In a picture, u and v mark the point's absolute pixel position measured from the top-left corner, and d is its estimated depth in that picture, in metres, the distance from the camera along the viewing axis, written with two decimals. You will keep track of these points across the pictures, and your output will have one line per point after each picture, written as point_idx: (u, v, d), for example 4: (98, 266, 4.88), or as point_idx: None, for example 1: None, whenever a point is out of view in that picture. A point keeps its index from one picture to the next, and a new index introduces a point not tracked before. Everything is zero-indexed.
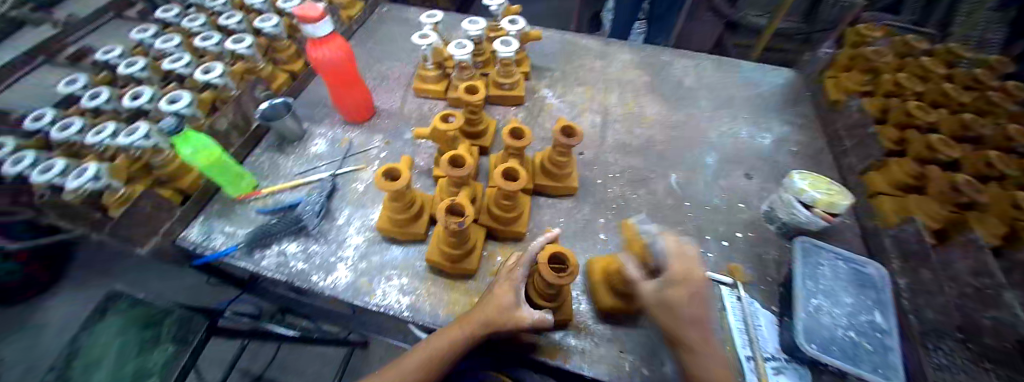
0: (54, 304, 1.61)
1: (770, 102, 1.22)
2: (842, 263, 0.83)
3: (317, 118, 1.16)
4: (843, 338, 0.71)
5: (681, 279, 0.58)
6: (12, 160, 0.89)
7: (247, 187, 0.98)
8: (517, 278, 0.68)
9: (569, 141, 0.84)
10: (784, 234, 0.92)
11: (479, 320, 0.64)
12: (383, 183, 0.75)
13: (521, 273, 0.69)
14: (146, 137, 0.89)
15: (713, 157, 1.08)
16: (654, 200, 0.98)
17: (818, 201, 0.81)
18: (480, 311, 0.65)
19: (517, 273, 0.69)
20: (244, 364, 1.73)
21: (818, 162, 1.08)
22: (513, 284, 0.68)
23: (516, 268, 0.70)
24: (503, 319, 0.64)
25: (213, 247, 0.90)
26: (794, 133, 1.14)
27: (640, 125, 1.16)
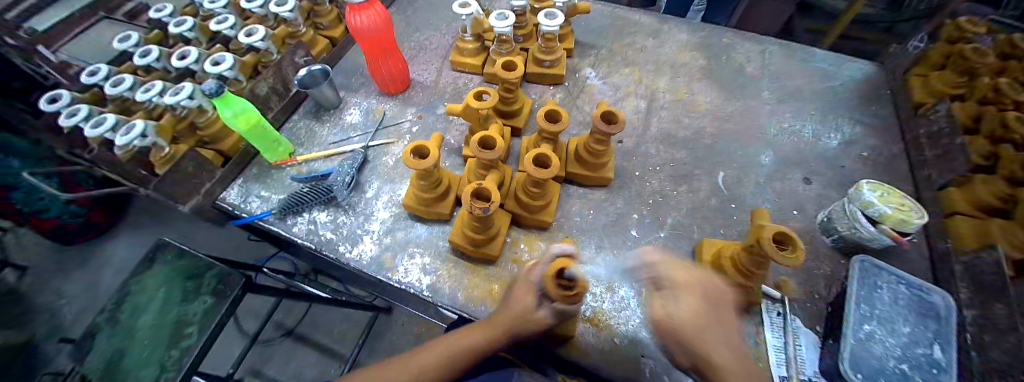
0: (116, 245, 1.78)
1: (842, 98, 1.08)
2: (906, 288, 0.73)
3: (353, 87, 1.15)
4: (892, 370, 0.63)
5: (684, 293, 0.54)
6: (69, 113, 0.95)
7: (282, 153, 0.99)
8: (536, 278, 0.66)
9: (610, 129, 0.78)
10: (839, 249, 0.83)
11: (500, 326, 0.64)
12: (412, 161, 0.73)
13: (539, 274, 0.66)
14: (190, 97, 0.91)
15: (768, 156, 0.98)
16: (695, 198, 0.91)
17: (885, 216, 0.72)
18: (502, 316, 0.65)
19: (535, 274, 0.66)
20: (278, 317, 1.84)
21: (891, 170, 0.95)
22: (532, 286, 0.66)
23: (534, 268, 0.67)
24: (526, 323, 0.64)
25: (249, 210, 0.93)
26: (866, 136, 1.01)
27: (689, 114, 1.06)
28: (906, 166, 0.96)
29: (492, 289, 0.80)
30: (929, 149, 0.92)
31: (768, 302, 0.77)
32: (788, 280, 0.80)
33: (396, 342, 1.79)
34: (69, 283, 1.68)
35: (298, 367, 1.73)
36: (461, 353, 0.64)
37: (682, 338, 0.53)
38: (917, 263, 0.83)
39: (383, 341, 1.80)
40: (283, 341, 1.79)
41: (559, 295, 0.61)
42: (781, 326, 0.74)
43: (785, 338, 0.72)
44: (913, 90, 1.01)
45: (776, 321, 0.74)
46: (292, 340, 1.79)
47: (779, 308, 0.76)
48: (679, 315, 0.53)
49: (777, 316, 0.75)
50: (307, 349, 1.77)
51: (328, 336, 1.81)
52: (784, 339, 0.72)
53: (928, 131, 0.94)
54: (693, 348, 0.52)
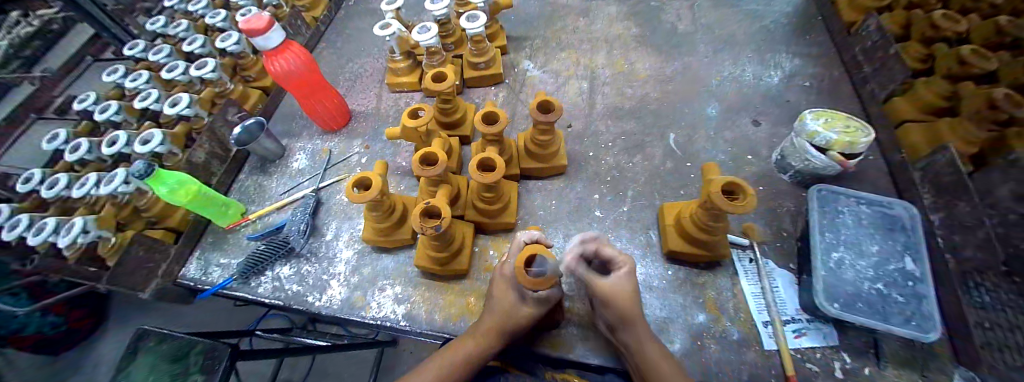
0: (104, 343, 1.72)
1: (776, 35, 1.09)
2: (866, 207, 0.73)
3: (295, 132, 1.12)
4: (869, 292, 0.63)
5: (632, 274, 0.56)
6: (10, 225, 0.92)
7: (234, 215, 0.97)
8: (508, 272, 0.65)
9: (547, 117, 0.77)
10: (799, 183, 0.83)
11: (489, 330, 0.65)
12: (355, 195, 0.71)
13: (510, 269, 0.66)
14: (125, 182, 0.88)
15: (715, 107, 0.98)
16: (651, 165, 0.90)
17: (832, 142, 0.72)
18: (487, 320, 0.66)
19: (508, 268, 0.66)
20: (284, 375, 1.81)
21: (835, 94, 0.96)
22: (510, 281, 0.66)
23: (506, 265, 0.67)
24: (512, 320, 0.64)
25: (212, 281, 0.90)
26: (805, 66, 1.02)
27: (631, 84, 1.06)
28: (850, 87, 0.96)
29: (469, 304, 0.78)
30: (867, 65, 0.92)
31: (739, 250, 0.76)
32: (757, 225, 0.79)
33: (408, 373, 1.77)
34: None
35: None
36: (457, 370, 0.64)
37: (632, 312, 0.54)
38: (877, 178, 0.83)
39: (396, 373, 1.77)
40: None
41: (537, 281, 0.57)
42: (755, 271, 0.74)
43: (761, 282, 0.72)
44: (841, 12, 1.02)
45: (749, 268, 0.74)
46: None
47: (751, 254, 0.76)
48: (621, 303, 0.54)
49: (751, 264, 0.75)
50: None
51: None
52: (761, 284, 0.72)
53: (861, 47, 0.94)
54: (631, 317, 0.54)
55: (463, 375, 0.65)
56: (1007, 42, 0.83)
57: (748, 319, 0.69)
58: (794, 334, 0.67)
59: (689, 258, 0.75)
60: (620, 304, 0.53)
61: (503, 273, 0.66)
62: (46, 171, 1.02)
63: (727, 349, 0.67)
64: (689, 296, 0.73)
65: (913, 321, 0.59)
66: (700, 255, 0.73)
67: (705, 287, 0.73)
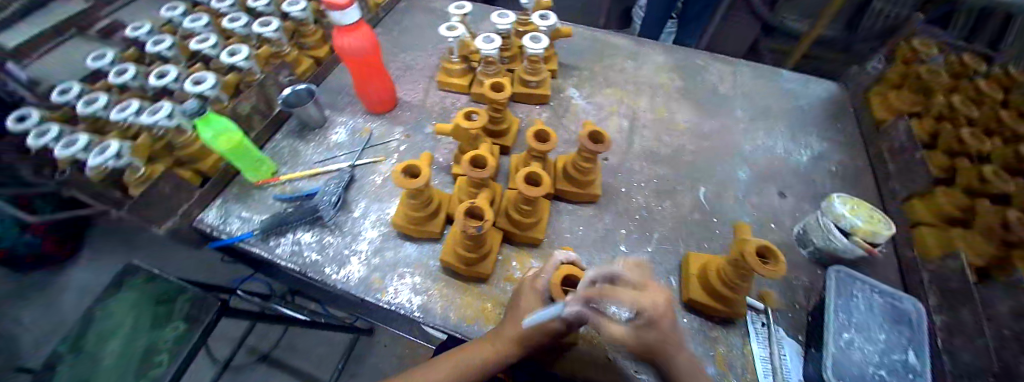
0: (76, 272, 1.65)
1: (810, 117, 1.15)
2: (879, 297, 0.76)
3: (339, 106, 1.14)
4: (874, 377, 0.66)
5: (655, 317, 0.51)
6: (38, 133, 0.90)
7: (266, 173, 0.97)
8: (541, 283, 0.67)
9: (596, 147, 0.81)
10: (817, 260, 0.86)
11: (509, 336, 0.65)
12: (402, 180, 0.72)
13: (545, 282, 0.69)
14: (169, 116, 0.88)
15: (745, 171, 1.03)
16: (679, 213, 0.94)
17: (857, 228, 0.77)
18: (510, 327, 0.66)
19: (540, 281, 0.68)
20: (252, 342, 1.76)
21: (858, 183, 1.01)
22: (541, 294, 0.67)
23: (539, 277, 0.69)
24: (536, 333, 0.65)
25: (229, 232, 0.89)
26: (833, 151, 1.08)
27: (670, 132, 1.11)
28: (873, 180, 1.02)
29: (484, 309, 0.79)
30: (892, 163, 0.98)
31: (753, 313, 0.79)
32: (772, 293, 0.82)
33: (378, 366, 1.72)
34: (19, 315, 1.54)
35: None
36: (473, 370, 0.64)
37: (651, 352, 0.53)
38: (888, 271, 0.88)
39: (366, 363, 1.73)
40: (256, 368, 1.70)
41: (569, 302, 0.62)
42: (766, 336, 0.76)
43: (770, 348, 0.74)
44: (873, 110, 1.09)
45: (761, 332, 0.77)
46: (266, 364, 1.70)
47: (764, 319, 0.78)
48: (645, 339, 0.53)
49: (762, 328, 0.77)
50: (281, 374, 1.68)
51: (304, 360, 1.72)
52: (770, 350, 0.74)
53: (889, 146, 1.00)
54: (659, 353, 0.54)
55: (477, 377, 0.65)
56: None
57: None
58: None
59: (706, 310, 0.77)
60: (638, 343, 0.53)
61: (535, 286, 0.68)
62: (85, 88, 1.00)
63: None
64: (700, 347, 0.75)
65: None
66: (716, 309, 0.75)
67: (717, 341, 0.76)
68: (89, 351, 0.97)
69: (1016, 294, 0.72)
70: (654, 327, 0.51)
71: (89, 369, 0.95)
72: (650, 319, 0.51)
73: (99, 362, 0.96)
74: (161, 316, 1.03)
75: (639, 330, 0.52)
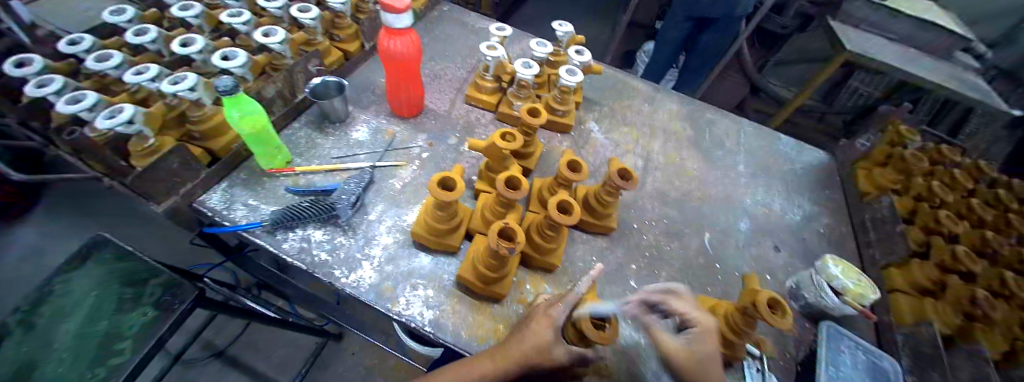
0: (23, 234, 1.49)
1: (802, 180, 1.26)
2: (862, 355, 0.82)
3: (363, 103, 1.12)
4: None
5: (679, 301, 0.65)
6: (38, 83, 0.82)
7: (280, 162, 0.93)
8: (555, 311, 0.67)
9: (625, 184, 0.84)
10: (808, 315, 0.92)
11: (514, 358, 0.63)
12: (438, 191, 0.72)
13: (560, 311, 0.67)
14: (192, 88, 0.84)
15: (746, 223, 1.10)
16: (686, 255, 0.99)
17: (848, 289, 0.84)
18: (515, 348, 0.64)
19: (557, 310, 0.67)
20: (208, 335, 1.63)
21: (839, 248, 1.10)
22: (553, 321, 0.66)
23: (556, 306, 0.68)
24: (542, 358, 0.63)
25: (233, 219, 0.84)
26: (821, 214, 1.17)
27: (679, 177, 1.18)
28: (853, 245, 1.12)
29: (496, 330, 0.78)
30: (873, 233, 1.08)
31: (750, 359, 0.83)
32: (766, 340, 0.87)
33: (343, 375, 1.63)
34: None
35: None
36: None
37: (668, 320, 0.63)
38: (865, 331, 0.96)
39: (330, 372, 1.63)
40: (209, 364, 1.57)
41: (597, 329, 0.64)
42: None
43: None
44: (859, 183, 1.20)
45: (756, 377, 0.80)
46: (221, 362, 1.58)
47: (759, 365, 0.82)
48: (694, 343, 0.58)
49: (757, 373, 0.81)
50: (236, 375, 1.56)
51: (264, 361, 1.61)
52: None
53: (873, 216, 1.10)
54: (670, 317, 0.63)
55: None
56: (988, 253, 1.00)
57: None
58: None
59: None
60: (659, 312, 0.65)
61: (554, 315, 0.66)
62: (97, 42, 0.94)
63: None
64: None
65: None
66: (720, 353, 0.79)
67: None
68: (42, 327, 0.87)
69: (977, 364, 0.81)
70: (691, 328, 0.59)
71: (38, 348, 0.84)
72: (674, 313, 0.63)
73: (51, 342, 0.86)
74: (128, 299, 0.92)
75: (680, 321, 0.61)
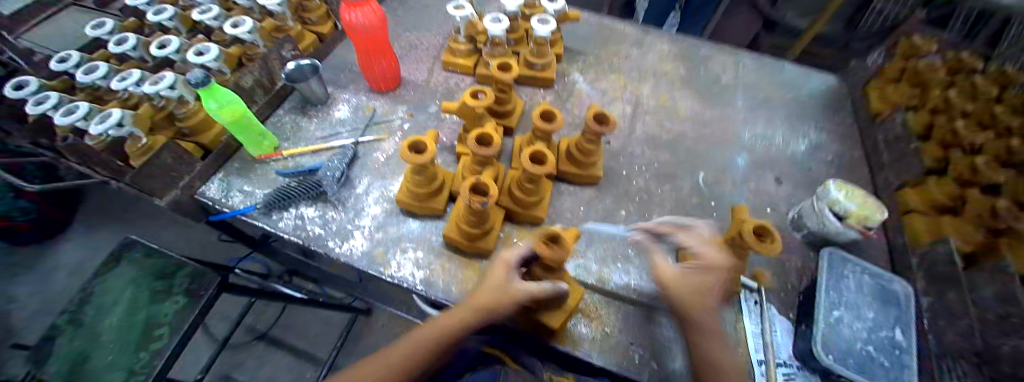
0: (69, 247, 1.63)
1: (807, 109, 1.19)
2: (867, 277, 0.78)
3: (342, 83, 1.14)
4: (860, 351, 0.68)
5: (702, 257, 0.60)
6: (37, 101, 0.89)
7: (268, 147, 0.97)
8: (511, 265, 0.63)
9: (602, 129, 0.82)
10: (810, 244, 0.89)
11: (477, 296, 0.60)
12: (409, 156, 0.73)
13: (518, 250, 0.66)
14: (171, 87, 0.88)
15: (744, 158, 1.06)
16: (679, 196, 0.97)
17: (851, 213, 0.80)
18: (478, 290, 0.61)
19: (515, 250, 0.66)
20: (249, 321, 1.74)
21: (854, 173, 1.07)
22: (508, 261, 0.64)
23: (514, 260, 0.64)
24: (501, 295, 0.60)
25: (231, 205, 0.89)
26: (828, 143, 1.12)
27: (672, 119, 1.13)
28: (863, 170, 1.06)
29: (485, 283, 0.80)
30: None
31: (747, 292, 0.81)
32: (766, 272, 0.85)
33: (375, 345, 1.74)
34: (14, 289, 1.53)
35: (271, 370, 1.65)
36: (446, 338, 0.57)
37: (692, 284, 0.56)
38: (876, 255, 0.92)
39: (363, 343, 1.74)
40: (254, 347, 1.70)
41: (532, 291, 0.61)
42: (759, 314, 0.78)
43: (762, 324, 0.77)
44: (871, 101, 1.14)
45: (753, 309, 0.79)
46: (264, 342, 1.70)
47: (757, 297, 0.80)
48: (692, 278, 0.57)
49: (755, 305, 0.79)
50: (279, 354, 1.68)
51: (302, 339, 1.73)
52: (762, 326, 0.77)
53: (886, 137, 1.07)
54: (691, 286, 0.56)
55: (443, 349, 0.57)
56: None
57: (744, 355, 0.73)
58: (784, 377, 0.71)
59: None
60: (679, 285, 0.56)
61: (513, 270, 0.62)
62: (83, 57, 1.00)
63: None
64: None
65: None
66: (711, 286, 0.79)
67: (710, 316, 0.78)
68: (89, 324, 0.95)
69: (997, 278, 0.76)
70: (700, 273, 0.57)
71: (88, 343, 0.93)
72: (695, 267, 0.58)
73: (99, 337, 0.94)
74: (159, 292, 1.00)
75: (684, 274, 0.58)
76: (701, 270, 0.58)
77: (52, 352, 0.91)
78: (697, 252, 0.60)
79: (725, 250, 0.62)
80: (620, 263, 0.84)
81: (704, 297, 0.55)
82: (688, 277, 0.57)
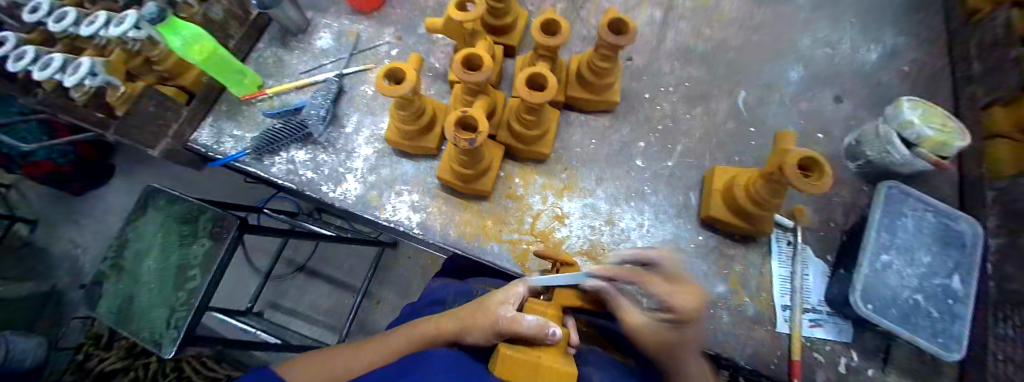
0: (116, 192, 1.75)
1: (892, 0, 0.93)
2: (930, 215, 0.66)
3: (322, 7, 1.00)
4: (905, 300, 0.60)
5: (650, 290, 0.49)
6: (17, 57, 0.84)
7: (251, 86, 0.90)
8: (497, 320, 0.51)
9: (618, 40, 0.65)
10: (865, 175, 0.76)
11: (460, 314, 0.57)
12: (386, 88, 0.63)
13: (519, 289, 0.56)
14: (135, 27, 0.76)
15: (798, 71, 0.87)
16: (710, 122, 0.83)
17: (925, 139, 0.63)
18: (468, 310, 0.57)
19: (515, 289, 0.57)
20: (287, 254, 1.82)
21: (930, 87, 0.85)
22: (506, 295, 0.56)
23: (502, 306, 0.53)
24: (475, 320, 0.54)
25: (224, 151, 0.86)
26: (911, 47, 0.89)
27: (712, 24, 0.93)
28: (948, 83, 0.86)
29: (485, 226, 0.76)
30: (979, 62, 0.81)
31: (780, 232, 0.72)
32: (805, 209, 0.73)
33: (405, 275, 1.78)
34: (81, 231, 1.71)
35: (312, 299, 1.77)
36: (429, 338, 0.58)
37: (658, 342, 0.49)
38: (946, 188, 0.77)
39: (392, 274, 1.79)
40: (295, 278, 1.80)
41: (548, 363, 0.42)
42: (790, 256, 0.70)
43: (792, 268, 0.69)
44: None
45: (784, 251, 0.71)
46: (304, 274, 1.80)
47: (789, 238, 0.71)
48: (660, 330, 0.49)
49: (786, 247, 0.71)
50: (318, 283, 1.79)
51: (337, 270, 1.80)
52: (792, 269, 0.69)
53: (981, 40, 0.82)
54: (663, 343, 0.49)
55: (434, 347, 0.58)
56: None
57: (767, 298, 0.68)
58: (811, 323, 0.66)
59: (730, 228, 0.71)
60: (647, 340, 0.50)
61: (511, 329, 0.48)
62: (50, 1, 0.90)
63: (740, 323, 0.66)
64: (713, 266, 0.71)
65: (938, 338, 0.58)
66: (739, 227, 0.70)
67: (732, 260, 0.71)
68: (130, 269, 1.04)
69: None
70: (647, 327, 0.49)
71: (132, 284, 1.02)
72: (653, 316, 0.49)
73: (139, 278, 1.02)
74: (187, 235, 1.03)
75: (650, 326, 0.50)
76: (674, 326, 0.48)
77: (105, 293, 1.03)
78: (668, 304, 0.48)
79: (696, 289, 0.48)
80: (633, 203, 0.76)
81: (677, 351, 0.49)
82: (660, 332, 0.49)
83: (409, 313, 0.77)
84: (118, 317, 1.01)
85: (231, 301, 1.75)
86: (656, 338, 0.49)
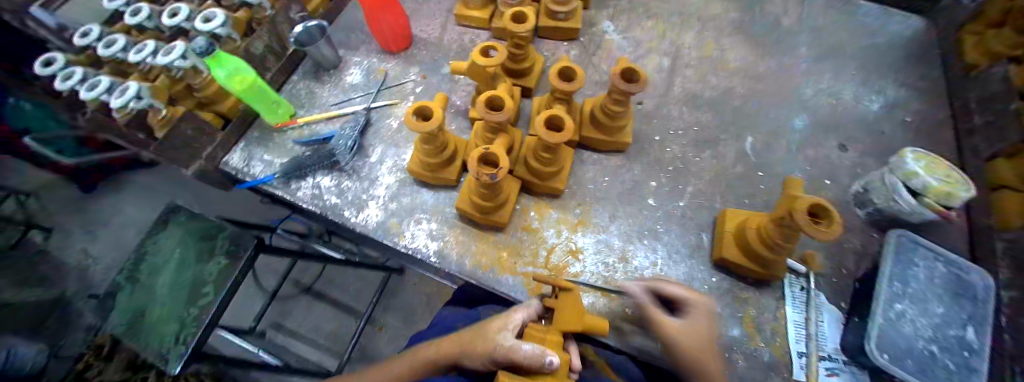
0: (135, 207, 1.81)
1: (888, 58, 0.99)
2: (941, 265, 0.67)
3: (353, 45, 1.08)
4: (922, 350, 0.60)
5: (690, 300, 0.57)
6: (65, 77, 0.90)
7: (283, 115, 0.95)
8: (496, 348, 0.52)
9: (630, 88, 0.70)
10: (872, 223, 0.78)
11: (459, 338, 0.57)
12: (415, 123, 0.67)
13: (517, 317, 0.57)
14: (183, 57, 0.85)
15: (803, 120, 0.91)
16: (719, 165, 0.86)
17: (930, 188, 0.65)
18: (465, 335, 0.58)
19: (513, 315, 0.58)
20: (295, 274, 1.82)
21: (932, 138, 0.89)
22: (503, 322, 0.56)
23: (501, 332, 0.54)
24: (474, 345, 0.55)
25: (253, 175, 0.90)
26: (910, 100, 0.93)
27: (718, 73, 0.98)
28: (950, 135, 0.89)
29: (500, 257, 0.77)
30: (979, 116, 0.85)
31: (792, 276, 0.73)
32: (816, 254, 0.75)
33: (410, 302, 1.77)
34: (96, 245, 1.74)
35: (316, 321, 1.76)
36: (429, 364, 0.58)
37: (691, 337, 0.53)
38: (954, 238, 0.79)
39: (398, 299, 1.78)
40: (301, 298, 1.79)
41: None
42: (804, 301, 0.71)
43: (807, 313, 0.69)
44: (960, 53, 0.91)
45: (798, 296, 0.71)
46: (310, 295, 1.79)
47: (803, 282, 0.72)
48: (687, 324, 0.55)
49: (800, 291, 0.72)
50: (323, 306, 1.78)
51: (344, 293, 1.80)
52: (806, 315, 0.69)
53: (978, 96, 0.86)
54: (692, 346, 0.53)
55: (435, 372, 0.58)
56: None
57: (782, 344, 0.68)
58: (826, 372, 0.65)
59: (741, 269, 0.72)
60: (679, 341, 0.53)
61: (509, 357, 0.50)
62: (104, 29, 0.99)
63: (755, 368, 0.65)
64: (728, 309, 0.71)
65: None
66: (754, 269, 0.70)
67: (746, 302, 0.71)
68: (143, 282, 1.04)
69: None
70: (677, 327, 0.54)
71: (145, 298, 1.03)
72: (692, 317, 0.55)
73: (154, 291, 1.03)
74: (205, 252, 1.06)
75: (682, 326, 0.54)
76: (697, 321, 0.55)
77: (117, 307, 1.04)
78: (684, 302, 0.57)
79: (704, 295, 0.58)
80: (645, 240, 0.78)
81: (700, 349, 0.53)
82: (686, 331, 0.54)
83: (418, 340, 0.77)
84: (127, 331, 1.01)
85: (235, 321, 1.74)
86: (690, 334, 0.54)
